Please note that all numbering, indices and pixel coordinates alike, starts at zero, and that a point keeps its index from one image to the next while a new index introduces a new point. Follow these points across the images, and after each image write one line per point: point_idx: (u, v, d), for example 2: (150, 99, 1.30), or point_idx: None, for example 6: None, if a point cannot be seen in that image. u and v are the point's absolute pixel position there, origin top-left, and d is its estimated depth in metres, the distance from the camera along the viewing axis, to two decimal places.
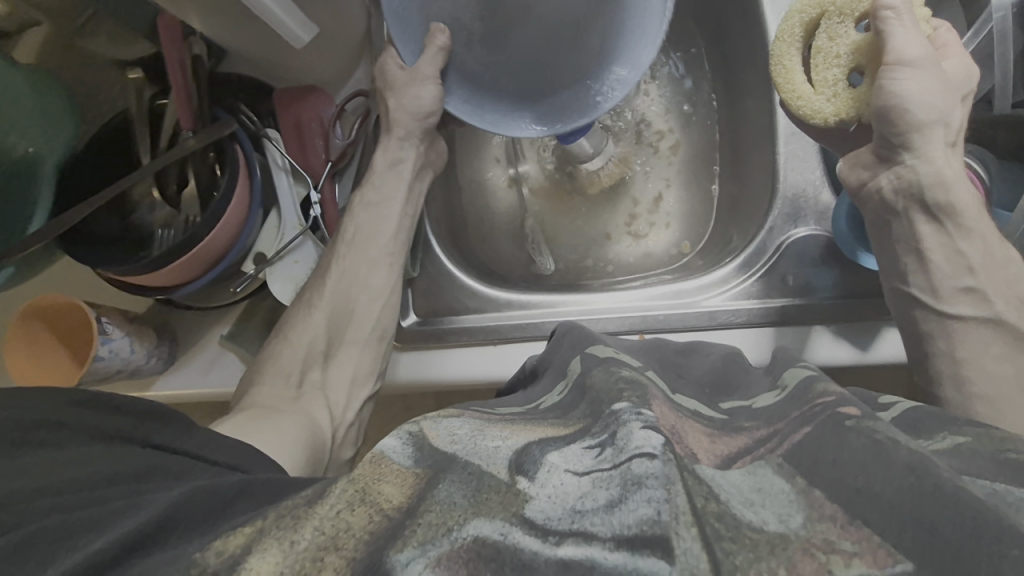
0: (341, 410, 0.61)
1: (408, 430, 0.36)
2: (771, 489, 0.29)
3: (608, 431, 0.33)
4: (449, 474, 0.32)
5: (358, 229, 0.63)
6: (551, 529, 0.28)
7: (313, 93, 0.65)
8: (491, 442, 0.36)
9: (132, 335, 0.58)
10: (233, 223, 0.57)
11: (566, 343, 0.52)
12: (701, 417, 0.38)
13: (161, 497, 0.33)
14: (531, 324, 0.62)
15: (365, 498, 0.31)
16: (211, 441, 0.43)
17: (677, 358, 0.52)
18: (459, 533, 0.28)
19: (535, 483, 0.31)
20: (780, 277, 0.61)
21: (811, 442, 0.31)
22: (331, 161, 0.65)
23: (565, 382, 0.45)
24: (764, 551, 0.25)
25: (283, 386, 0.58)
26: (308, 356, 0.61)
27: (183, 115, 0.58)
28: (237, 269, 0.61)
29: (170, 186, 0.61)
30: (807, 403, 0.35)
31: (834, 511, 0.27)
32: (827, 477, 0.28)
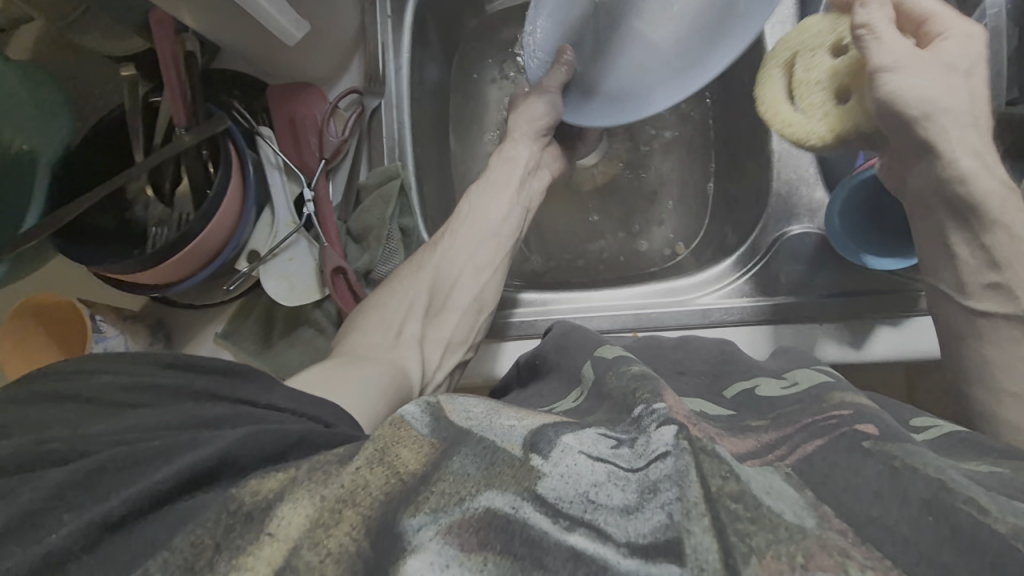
0: (432, 367, 0.63)
1: (427, 401, 0.36)
2: (784, 494, 0.28)
3: (630, 435, 0.33)
4: (463, 447, 0.32)
5: (470, 210, 0.67)
6: (561, 510, 0.28)
7: (307, 90, 0.65)
8: (506, 421, 0.35)
9: (124, 333, 0.61)
10: (228, 220, 0.57)
11: (566, 342, 0.52)
12: (706, 417, 0.38)
13: (218, 443, 0.32)
14: (526, 321, 0.63)
15: (383, 458, 0.31)
16: (293, 395, 0.41)
17: (671, 352, 0.52)
18: (471, 503, 0.28)
19: (548, 461, 0.31)
20: (774, 275, 0.61)
21: (822, 460, 0.30)
22: (325, 159, 0.65)
23: (581, 389, 0.46)
24: (784, 535, 0.26)
25: (381, 334, 0.60)
26: (406, 310, 0.63)
27: (177, 113, 0.57)
28: (231, 267, 0.61)
29: (165, 183, 0.61)
30: (820, 410, 0.34)
31: (845, 528, 0.27)
32: (841, 501, 0.28)
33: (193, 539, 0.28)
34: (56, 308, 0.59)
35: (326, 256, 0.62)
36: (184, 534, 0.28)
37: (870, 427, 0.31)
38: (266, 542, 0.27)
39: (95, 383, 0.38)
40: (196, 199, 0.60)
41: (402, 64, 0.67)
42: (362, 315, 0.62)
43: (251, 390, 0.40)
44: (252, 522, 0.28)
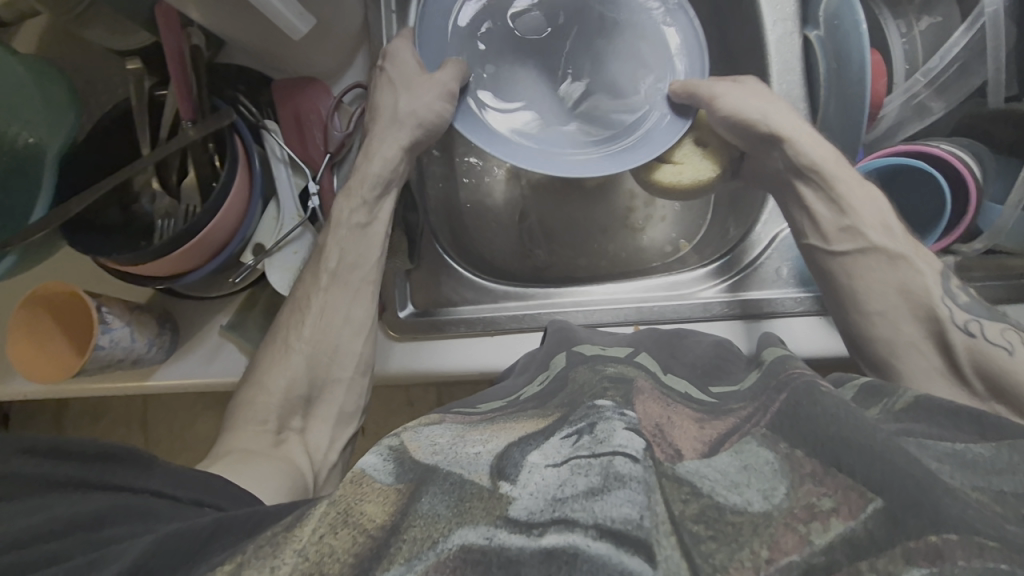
0: (322, 451, 0.60)
1: (389, 445, 0.38)
2: (757, 463, 0.33)
3: (586, 420, 0.37)
4: (431, 486, 0.34)
5: (342, 256, 0.60)
6: (533, 523, 0.31)
7: (311, 84, 0.65)
8: (471, 449, 0.37)
9: (132, 325, 0.59)
10: (231, 215, 0.57)
11: (556, 336, 0.53)
12: (691, 399, 0.41)
13: (129, 555, 0.33)
14: (528, 315, 0.63)
15: (348, 520, 0.32)
16: (174, 474, 0.42)
17: (672, 341, 0.53)
18: (444, 544, 0.31)
19: (516, 485, 0.34)
20: (774, 270, 0.62)
21: (787, 409, 0.36)
22: (330, 152, 0.65)
23: (546, 373, 0.47)
24: (747, 534, 0.30)
25: (262, 434, 0.57)
26: (288, 402, 0.58)
27: (183, 106, 0.58)
28: (237, 260, 0.61)
29: (171, 175, 0.62)
30: (782, 373, 0.40)
31: (813, 468, 0.32)
32: (805, 431, 0.34)
33: None
34: (62, 302, 0.59)
35: (332, 248, 0.64)
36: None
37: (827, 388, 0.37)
38: None
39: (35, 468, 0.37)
40: (201, 193, 0.61)
41: None
42: (234, 423, 0.57)
43: (122, 475, 0.39)
44: None
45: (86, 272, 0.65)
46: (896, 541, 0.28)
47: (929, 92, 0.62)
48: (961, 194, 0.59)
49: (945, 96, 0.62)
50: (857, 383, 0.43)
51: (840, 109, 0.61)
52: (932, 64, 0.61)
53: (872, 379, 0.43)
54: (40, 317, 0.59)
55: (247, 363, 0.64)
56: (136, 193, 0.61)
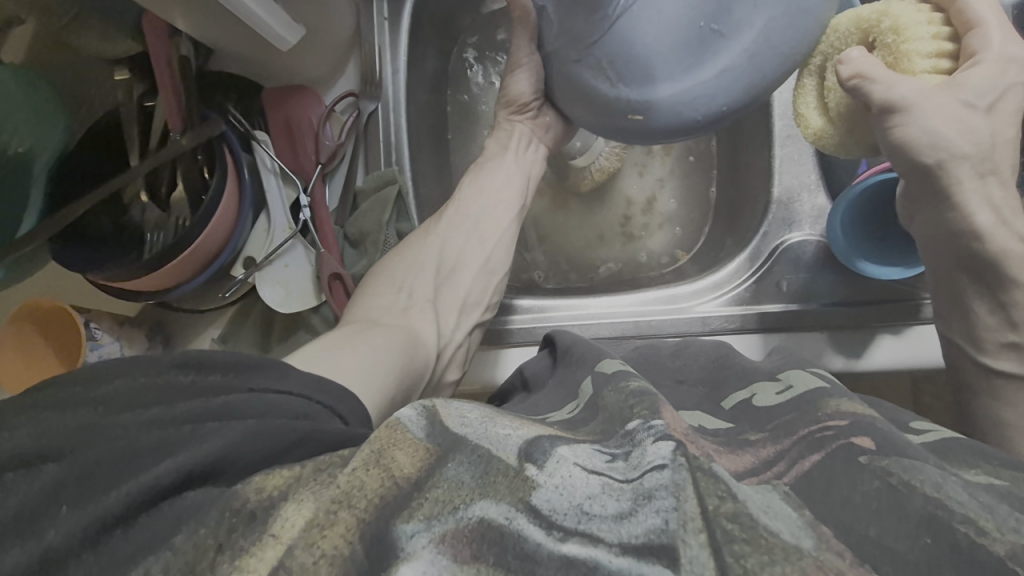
0: (448, 330, 0.61)
1: (423, 404, 0.34)
2: (781, 512, 0.28)
3: (623, 449, 0.32)
4: (458, 455, 0.30)
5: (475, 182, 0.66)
6: (555, 522, 0.27)
7: (303, 93, 0.64)
8: (502, 429, 0.33)
9: (121, 340, 0.61)
10: (223, 228, 0.56)
11: (570, 355, 0.51)
12: (705, 432, 0.37)
13: (222, 440, 0.30)
14: (526, 328, 0.63)
15: (379, 461, 0.29)
16: (306, 381, 0.40)
17: (670, 360, 0.51)
18: (465, 513, 0.27)
19: (543, 471, 0.29)
20: (775, 283, 0.61)
21: (819, 474, 0.30)
22: (321, 163, 0.64)
23: (576, 403, 0.44)
24: (779, 556, 0.25)
25: (394, 299, 0.60)
26: (423, 276, 0.62)
27: (172, 118, 0.57)
28: (227, 273, 0.61)
29: (161, 187, 0.60)
30: (817, 421, 0.33)
31: (844, 550, 0.26)
32: (841, 518, 0.27)
33: (197, 535, 0.26)
34: (52, 314, 0.58)
35: (325, 261, 0.61)
36: (187, 533, 0.26)
37: (868, 437, 0.31)
38: (269, 544, 0.25)
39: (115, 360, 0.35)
40: (191, 205, 0.60)
41: (399, 68, 0.67)
42: (372, 286, 0.60)
43: (259, 380, 0.37)
44: (255, 522, 0.26)
45: (75, 288, 0.63)
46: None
47: None
48: None
49: None
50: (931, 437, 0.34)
51: None
52: None
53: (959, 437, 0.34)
54: (49, 319, 0.59)
55: None
56: (125, 204, 0.59)
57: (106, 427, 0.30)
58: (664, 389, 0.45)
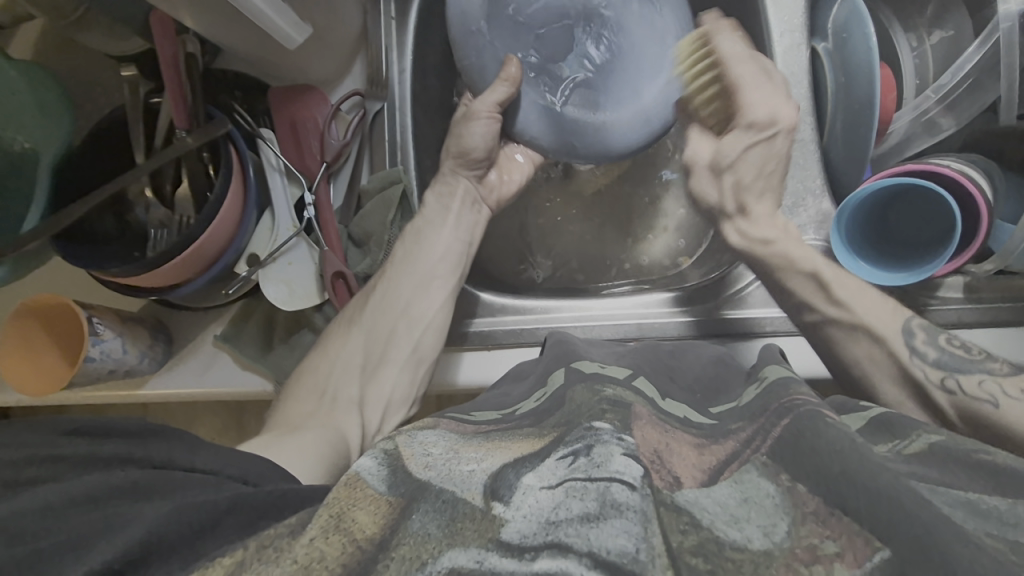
0: (373, 430, 0.61)
1: (383, 450, 0.41)
2: (758, 497, 0.35)
3: (584, 443, 0.39)
4: (421, 504, 0.36)
5: (405, 253, 0.65)
6: (525, 546, 0.32)
7: (309, 92, 0.65)
8: (465, 467, 0.40)
9: (124, 336, 0.58)
10: (226, 227, 0.56)
11: (557, 351, 0.56)
12: (689, 425, 0.44)
13: (144, 521, 0.33)
14: (526, 330, 0.63)
15: (340, 526, 0.34)
16: (219, 450, 0.42)
17: (669, 358, 0.55)
18: (434, 566, 0.32)
19: (509, 507, 0.35)
20: None
21: (790, 434, 0.38)
22: (327, 162, 0.64)
23: (544, 391, 0.50)
24: (748, 569, 0.30)
25: (312, 403, 0.58)
26: (346, 373, 0.61)
27: (178, 115, 0.56)
28: (231, 271, 0.61)
29: (166, 185, 0.60)
30: (785, 397, 0.42)
31: (816, 508, 0.34)
32: (807, 467, 0.36)
33: None
34: (53, 309, 0.58)
35: (326, 260, 0.61)
36: None
37: (831, 419, 0.39)
38: None
39: (38, 451, 0.38)
40: (197, 203, 0.60)
41: (405, 68, 0.67)
42: (295, 388, 0.59)
43: (163, 449, 0.40)
44: None
45: (79, 282, 0.64)
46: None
47: (940, 108, 0.60)
48: (972, 213, 0.57)
49: (957, 111, 0.60)
50: (868, 417, 0.44)
51: (847, 124, 0.59)
52: (943, 79, 0.60)
53: (887, 413, 0.44)
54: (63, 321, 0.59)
55: (239, 374, 0.63)
56: (130, 202, 0.60)
57: (49, 527, 0.33)
58: (659, 381, 0.50)
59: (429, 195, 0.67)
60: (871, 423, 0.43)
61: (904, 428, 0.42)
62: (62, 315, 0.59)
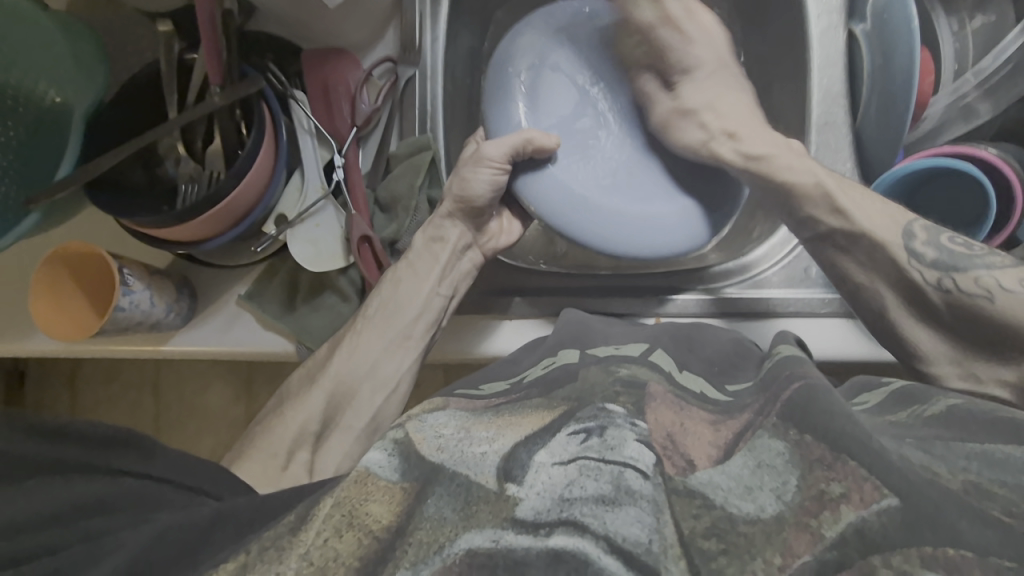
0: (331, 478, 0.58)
1: (393, 439, 0.41)
2: (769, 458, 0.35)
3: (597, 422, 0.40)
4: (436, 487, 0.36)
5: (381, 302, 0.62)
6: (540, 523, 0.33)
7: (341, 55, 0.65)
8: (477, 448, 0.40)
9: (152, 289, 0.59)
10: (256, 185, 0.57)
11: (568, 325, 0.56)
12: (706, 400, 0.45)
13: (131, 543, 0.35)
14: (547, 301, 0.64)
15: (354, 523, 0.34)
16: (178, 464, 0.43)
17: (687, 331, 0.56)
18: (450, 549, 0.33)
19: (523, 486, 0.36)
20: (803, 268, 0.63)
21: (800, 399, 0.38)
22: (357, 126, 0.64)
23: (552, 360, 0.51)
24: (759, 543, 0.31)
25: (268, 464, 0.57)
26: (301, 437, 0.60)
27: (211, 70, 0.56)
28: (259, 230, 0.61)
29: (196, 141, 0.61)
30: (798, 366, 0.43)
31: (822, 454, 0.34)
32: (814, 424, 0.35)
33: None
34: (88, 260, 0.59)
35: (354, 223, 0.61)
36: None
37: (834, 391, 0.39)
38: None
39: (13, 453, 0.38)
40: (227, 160, 0.61)
41: (438, 36, 0.68)
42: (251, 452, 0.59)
43: (128, 459, 0.42)
44: None
45: (108, 236, 0.65)
46: (911, 543, 0.28)
47: (978, 94, 0.60)
48: (994, 230, 0.58)
49: (994, 98, 0.60)
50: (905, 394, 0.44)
51: (881, 108, 0.59)
52: (983, 64, 0.60)
53: (910, 385, 0.45)
54: (102, 283, 0.61)
55: (262, 333, 0.64)
56: (160, 157, 0.61)
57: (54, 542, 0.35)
58: (674, 350, 0.51)
59: (419, 239, 0.63)
60: (897, 397, 0.44)
61: (926, 395, 0.43)
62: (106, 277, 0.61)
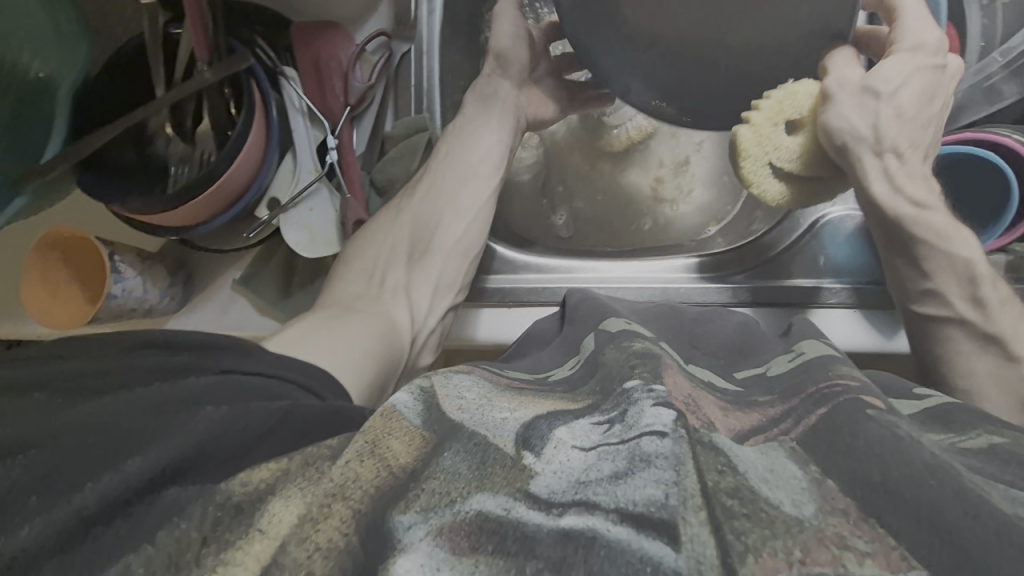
0: (423, 315, 0.61)
1: (419, 386, 0.37)
2: (782, 474, 0.30)
3: (619, 409, 0.34)
4: (454, 443, 0.32)
5: (449, 151, 0.64)
6: (553, 502, 0.28)
7: (333, 31, 0.62)
8: (498, 414, 0.36)
9: (144, 275, 0.58)
10: (249, 165, 0.55)
11: (578, 313, 0.53)
12: (716, 388, 0.41)
13: (204, 428, 0.31)
14: (549, 288, 0.62)
15: (375, 450, 0.31)
16: (277, 358, 0.41)
17: (692, 322, 0.54)
18: (462, 506, 0.28)
19: (540, 459, 0.31)
20: (812, 256, 0.61)
21: (823, 425, 0.33)
22: (351, 105, 0.62)
23: (577, 359, 0.47)
24: (780, 529, 0.26)
25: (363, 282, 0.60)
26: (390, 257, 0.62)
27: (199, 46, 0.53)
28: (252, 214, 0.60)
29: (186, 121, 0.59)
30: (826, 379, 0.38)
31: (848, 507, 0.28)
32: (844, 466, 0.30)
33: (172, 539, 0.26)
34: (77, 247, 0.58)
35: (349, 207, 0.61)
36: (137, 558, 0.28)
37: (875, 408, 0.34)
38: (256, 539, 0.26)
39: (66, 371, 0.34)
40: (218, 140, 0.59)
41: (434, 8, 0.65)
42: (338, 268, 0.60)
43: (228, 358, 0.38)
44: (240, 515, 0.27)
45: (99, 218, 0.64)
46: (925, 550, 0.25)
47: (1004, 73, 0.60)
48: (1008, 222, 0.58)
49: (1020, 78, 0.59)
50: (922, 407, 0.40)
51: None
52: (1012, 42, 0.59)
53: (945, 404, 0.40)
54: (93, 271, 0.59)
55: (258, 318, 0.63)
56: (150, 135, 0.59)
57: None
58: (679, 347, 0.48)
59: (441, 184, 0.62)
60: (922, 412, 0.39)
61: (963, 424, 0.37)
62: (98, 269, 0.59)
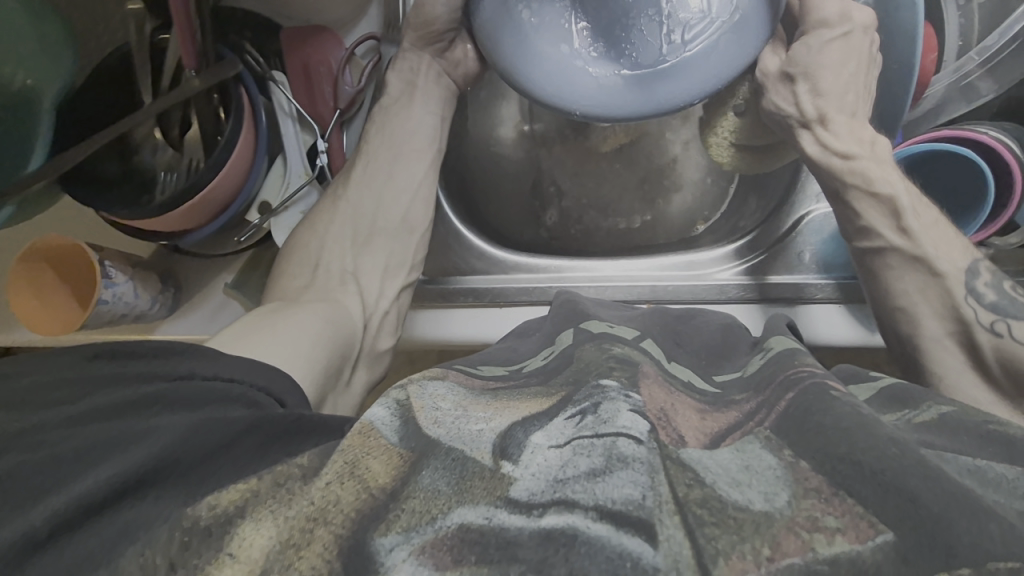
0: (374, 297, 0.63)
1: (395, 400, 0.37)
2: (759, 467, 0.31)
3: (591, 402, 0.35)
4: (431, 460, 0.32)
5: (382, 130, 0.64)
6: (533, 503, 0.28)
7: (323, 34, 0.61)
8: (474, 426, 0.35)
9: (135, 280, 0.58)
10: (237, 172, 0.55)
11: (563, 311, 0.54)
12: (693, 389, 0.42)
13: (158, 443, 0.33)
14: (539, 288, 0.63)
15: (354, 471, 0.31)
16: (244, 364, 0.43)
17: (679, 321, 0.55)
18: (443, 522, 0.28)
19: (518, 466, 0.31)
20: (797, 252, 0.62)
21: (795, 410, 0.34)
22: (340, 109, 0.62)
23: (552, 348, 0.48)
24: (749, 531, 0.26)
25: (305, 275, 0.61)
26: (338, 244, 0.63)
27: (187, 53, 0.53)
28: (242, 219, 0.61)
29: (174, 128, 0.60)
30: (793, 369, 0.39)
31: (819, 485, 0.29)
32: (812, 444, 0.31)
33: (149, 556, 0.28)
34: (65, 256, 0.58)
35: None
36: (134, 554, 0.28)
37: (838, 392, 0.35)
38: (228, 562, 0.27)
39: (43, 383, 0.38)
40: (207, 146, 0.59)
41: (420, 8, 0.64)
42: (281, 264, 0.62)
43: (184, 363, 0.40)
44: (211, 535, 0.28)
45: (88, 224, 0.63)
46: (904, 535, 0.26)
47: (981, 71, 0.62)
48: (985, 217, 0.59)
49: (996, 75, 0.62)
50: (881, 386, 0.40)
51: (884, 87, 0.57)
52: (989, 42, 0.61)
53: (899, 383, 0.41)
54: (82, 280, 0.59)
55: None
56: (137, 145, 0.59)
57: None
58: (664, 346, 0.49)
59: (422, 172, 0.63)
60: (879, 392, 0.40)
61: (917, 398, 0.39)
62: (87, 279, 0.59)
